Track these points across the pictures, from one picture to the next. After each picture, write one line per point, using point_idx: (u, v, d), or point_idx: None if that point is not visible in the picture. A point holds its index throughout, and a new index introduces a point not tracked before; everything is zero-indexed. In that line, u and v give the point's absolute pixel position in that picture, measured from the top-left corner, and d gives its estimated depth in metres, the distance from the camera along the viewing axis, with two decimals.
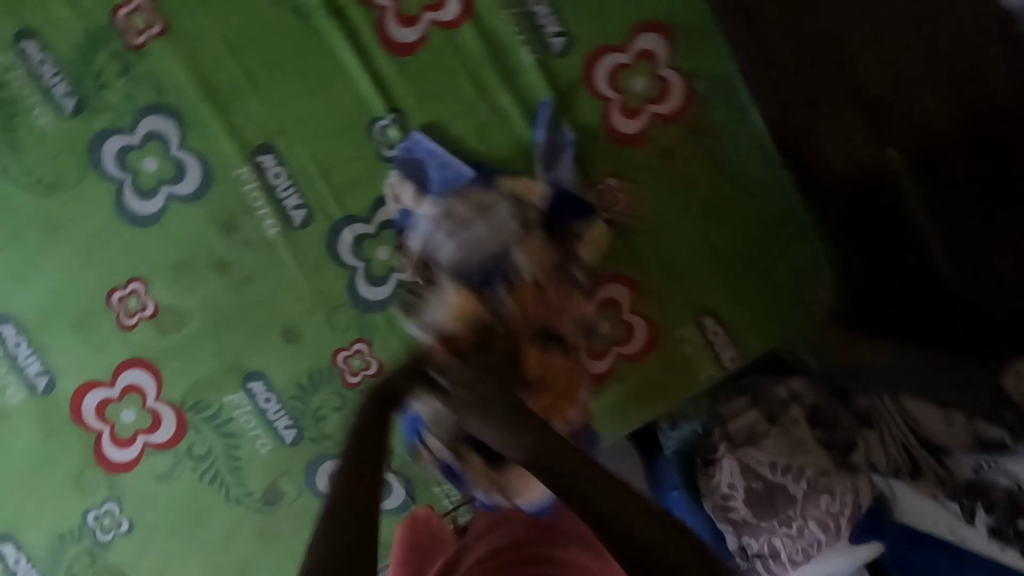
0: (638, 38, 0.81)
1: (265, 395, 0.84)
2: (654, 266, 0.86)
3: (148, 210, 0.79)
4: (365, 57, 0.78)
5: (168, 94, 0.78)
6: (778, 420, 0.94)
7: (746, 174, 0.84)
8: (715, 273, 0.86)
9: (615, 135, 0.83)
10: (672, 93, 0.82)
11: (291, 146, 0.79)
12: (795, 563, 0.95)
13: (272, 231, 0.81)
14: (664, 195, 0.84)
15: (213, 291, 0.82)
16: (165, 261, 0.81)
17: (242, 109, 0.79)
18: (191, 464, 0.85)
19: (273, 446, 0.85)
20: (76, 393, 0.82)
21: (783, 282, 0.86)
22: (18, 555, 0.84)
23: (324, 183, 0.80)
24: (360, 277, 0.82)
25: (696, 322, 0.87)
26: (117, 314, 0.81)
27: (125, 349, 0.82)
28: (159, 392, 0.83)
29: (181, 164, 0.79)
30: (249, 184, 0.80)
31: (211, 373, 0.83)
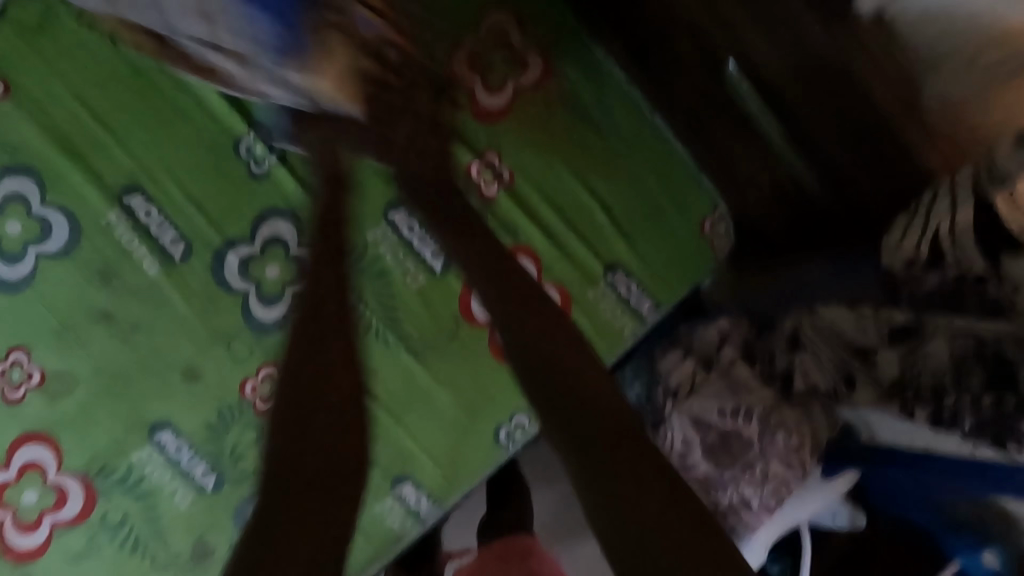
0: (486, 17, 0.82)
1: (174, 444, 0.79)
2: (551, 233, 0.85)
3: (19, 274, 0.76)
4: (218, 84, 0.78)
5: (21, 153, 0.75)
6: (715, 363, 0.93)
7: (618, 129, 0.87)
8: (611, 228, 0.86)
9: (484, 113, 0.82)
10: (531, 63, 0.84)
11: (159, 183, 0.78)
12: (770, 508, 0.92)
13: (152, 270, 0.78)
14: (545, 163, 0.84)
15: (101, 345, 0.78)
16: (45, 323, 0.77)
17: (102, 154, 0.77)
18: (108, 535, 0.78)
19: (194, 497, 0.80)
20: None
21: (675, 224, 0.88)
22: None
23: (200, 213, 0.78)
24: (253, 300, 0.79)
25: (606, 280, 0.87)
26: (1, 390, 0.76)
27: (16, 425, 0.77)
28: (60, 464, 0.78)
29: (46, 221, 0.76)
30: (121, 228, 0.77)
31: (113, 433, 0.78)
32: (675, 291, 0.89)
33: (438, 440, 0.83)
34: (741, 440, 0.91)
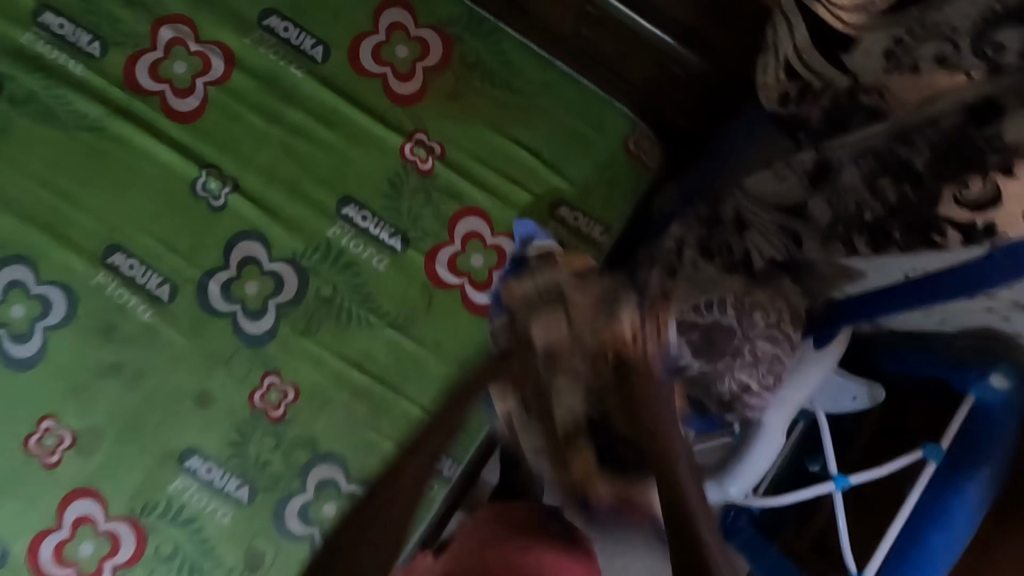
0: (382, 18, 0.93)
1: (204, 466, 0.85)
2: (489, 187, 0.92)
3: (31, 350, 0.84)
4: (164, 138, 0.88)
5: (9, 244, 0.85)
6: (680, 268, 0.96)
7: (528, 79, 0.95)
8: (549, 173, 0.94)
9: (400, 100, 0.92)
10: (432, 46, 0.93)
11: (135, 238, 0.86)
12: (769, 387, 0.97)
13: (147, 315, 0.86)
14: (468, 126, 0.93)
15: (117, 393, 0.85)
16: (64, 388, 0.84)
17: (79, 226, 0.86)
18: (164, 568, 0.84)
19: (234, 511, 0.85)
20: (29, 551, 0.82)
21: (602, 151, 0.95)
22: None
23: (176, 254, 0.87)
24: (241, 318, 0.87)
25: (556, 216, 0.93)
26: (39, 457, 0.83)
27: (61, 485, 0.83)
28: (107, 512, 0.84)
29: (44, 297, 0.85)
30: (111, 285, 0.86)
31: (146, 470, 0.85)
32: (620, 211, 0.94)
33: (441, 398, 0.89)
34: (725, 331, 0.95)
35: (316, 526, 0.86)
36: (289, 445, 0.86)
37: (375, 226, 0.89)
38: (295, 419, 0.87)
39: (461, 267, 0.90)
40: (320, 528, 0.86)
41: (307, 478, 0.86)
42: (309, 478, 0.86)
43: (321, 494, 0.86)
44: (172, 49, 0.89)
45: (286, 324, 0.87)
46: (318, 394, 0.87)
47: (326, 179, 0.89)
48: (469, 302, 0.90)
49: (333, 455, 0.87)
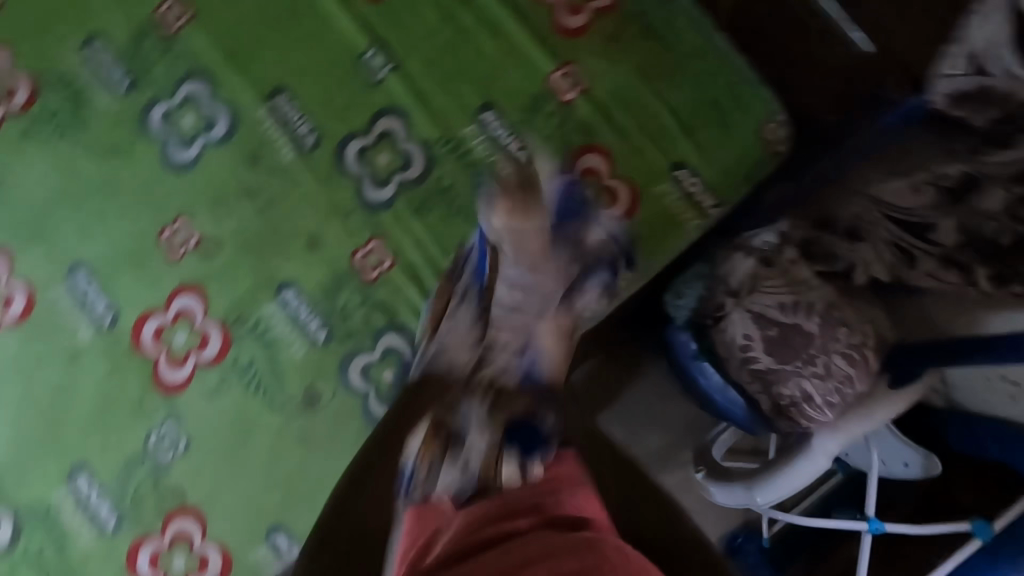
0: None
1: (296, 301, 0.94)
2: (619, 130, 0.96)
3: (188, 156, 0.96)
4: (350, 8, 0.97)
5: (199, 62, 0.96)
6: (776, 264, 0.94)
7: (669, 39, 0.98)
8: (676, 132, 0.96)
9: (564, 30, 0.97)
10: None
11: (299, 87, 0.96)
12: (834, 404, 0.93)
13: (289, 156, 0.95)
14: (618, 71, 0.97)
15: (244, 215, 0.95)
16: (203, 197, 0.95)
17: (257, 62, 0.97)
18: (237, 376, 0.93)
19: (308, 348, 0.93)
20: (136, 324, 0.94)
21: (729, 118, 0.97)
22: (88, 486, 0.93)
23: (328, 111, 0.96)
24: (366, 183, 0.95)
25: (671, 177, 0.96)
26: (168, 249, 0.95)
27: (176, 277, 0.95)
28: (205, 312, 0.94)
29: (212, 115, 0.96)
30: (267, 122, 0.96)
31: (248, 288, 0.94)
32: (734, 187, 0.97)
33: None
34: (804, 336, 0.93)
35: (373, 386, 0.93)
36: (373, 306, 0.94)
37: (505, 136, 0.95)
38: (384, 285, 0.94)
39: None
40: (376, 389, 0.93)
41: (378, 341, 0.93)
42: (380, 341, 0.93)
43: (385, 358, 0.93)
44: None
45: (403, 200, 0.94)
46: (411, 272, 0.94)
47: (475, 83, 0.96)
48: None
49: (406, 328, 0.93)
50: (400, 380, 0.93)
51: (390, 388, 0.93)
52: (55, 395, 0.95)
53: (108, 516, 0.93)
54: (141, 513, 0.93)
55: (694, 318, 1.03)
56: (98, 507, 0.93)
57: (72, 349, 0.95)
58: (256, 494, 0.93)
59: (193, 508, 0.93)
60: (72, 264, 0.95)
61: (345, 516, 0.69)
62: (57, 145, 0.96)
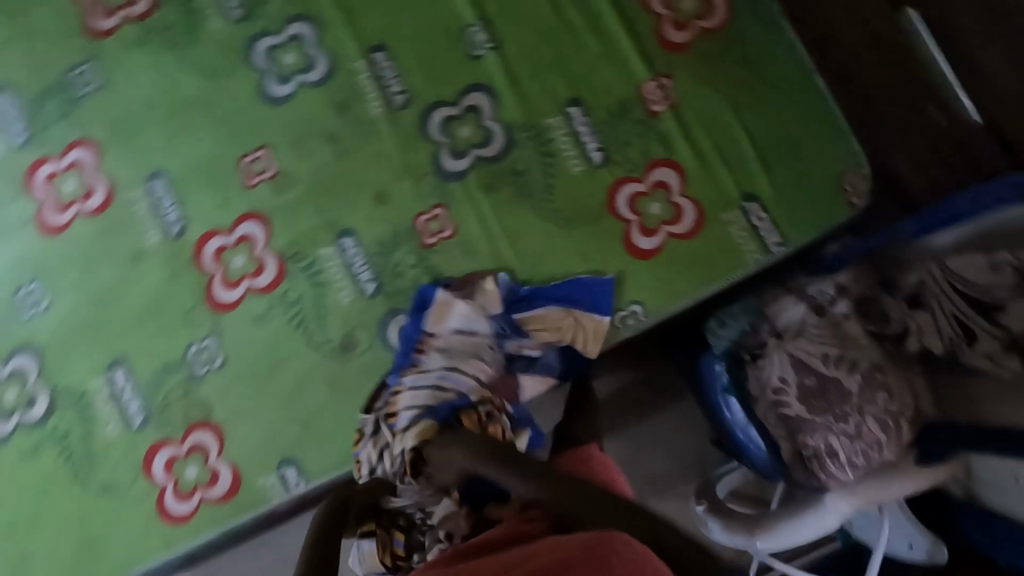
0: None
1: (353, 249, 0.97)
2: (699, 150, 0.96)
3: (283, 92, 0.99)
4: None
5: (311, 5, 1.00)
6: (827, 314, 0.94)
7: (769, 70, 0.98)
8: (754, 164, 0.96)
9: (666, 43, 0.98)
10: (716, 12, 0.98)
11: (400, 47, 0.99)
12: (857, 467, 0.88)
13: (376, 111, 0.98)
14: (710, 94, 0.97)
15: (322, 158, 0.98)
16: (288, 133, 0.99)
17: (364, 16, 1.00)
18: (284, 308, 0.96)
19: (355, 297, 0.96)
20: (200, 239, 0.98)
21: (811, 158, 0.96)
22: (123, 381, 0.97)
23: (422, 76, 0.98)
24: (444, 151, 0.97)
25: (741, 207, 0.96)
26: (245, 175, 0.99)
27: (247, 203, 0.98)
28: (266, 242, 0.98)
29: (313, 57, 0.99)
30: (363, 74, 0.99)
31: (311, 227, 0.97)
32: (802, 229, 0.95)
33: None
34: (840, 392, 0.88)
35: None
36: (425, 270, 0.96)
37: (586, 134, 0.96)
38: (440, 253, 0.96)
39: (637, 209, 0.95)
40: None
41: None
42: None
43: None
44: None
45: (475, 174, 0.96)
46: (468, 245, 0.96)
47: (568, 77, 0.97)
48: (629, 242, 0.95)
49: None
50: None
51: None
52: (112, 290, 0.99)
53: (136, 414, 0.96)
54: (166, 418, 0.96)
55: (728, 351, 1.00)
56: (128, 403, 0.96)
57: (137, 250, 0.99)
58: (277, 425, 0.95)
59: (214, 424, 0.95)
60: (154, 170, 1.00)
61: None
62: (164, 57, 1.01)
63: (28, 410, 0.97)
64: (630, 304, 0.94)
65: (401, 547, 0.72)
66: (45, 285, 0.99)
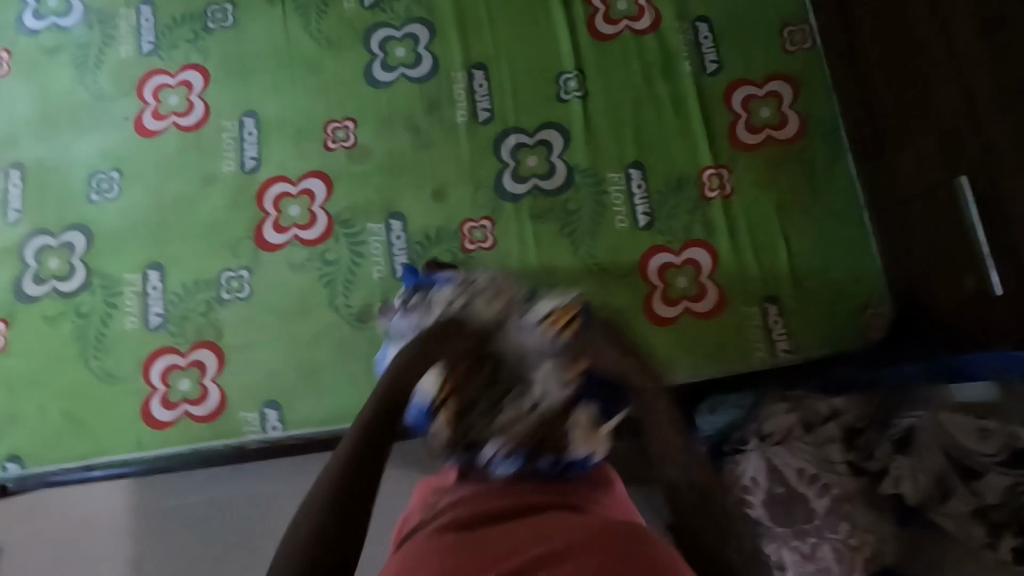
0: (772, 82, 1.07)
1: (398, 232, 1.03)
2: (738, 244, 1.02)
3: (385, 79, 1.09)
4: (572, 33, 1.09)
5: (434, 13, 1.10)
6: (813, 430, 0.92)
7: (827, 192, 1.04)
8: (788, 274, 1.02)
9: (735, 140, 1.05)
10: (789, 126, 1.06)
11: (498, 71, 1.08)
12: None
13: (460, 119, 1.06)
14: (762, 196, 1.03)
15: (399, 144, 1.06)
16: (377, 114, 1.08)
17: (476, 37, 1.09)
18: (319, 264, 1.03)
19: (386, 275, 1.02)
20: (267, 181, 1.06)
21: (840, 281, 1.02)
22: (154, 283, 1.03)
23: (510, 102, 1.07)
24: (508, 173, 1.04)
25: (763, 306, 1.01)
26: (326, 138, 1.07)
27: (320, 163, 1.06)
28: (324, 201, 1.05)
29: (421, 57, 1.09)
30: (459, 84, 1.08)
31: (368, 201, 1.05)
32: (813, 345, 1.01)
33: None
34: (807, 507, 0.88)
35: None
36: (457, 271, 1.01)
37: (640, 197, 1.03)
38: (474, 260, 1.02)
39: (666, 278, 1.01)
40: None
41: None
42: None
43: None
44: None
45: (529, 201, 1.03)
46: (502, 261, 1.01)
47: (638, 142, 1.05)
48: (647, 305, 1.00)
49: None
50: None
51: None
52: (175, 200, 1.07)
53: (155, 316, 1.02)
54: (180, 329, 1.01)
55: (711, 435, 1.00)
56: (152, 304, 1.03)
57: (210, 172, 1.07)
58: (277, 368, 1.00)
59: (220, 348, 1.01)
60: (250, 109, 1.09)
61: (376, 418, 0.54)
62: (294, 19, 1.12)
63: (64, 280, 1.04)
64: None
65: (454, 414, 0.68)
66: (121, 177, 1.08)
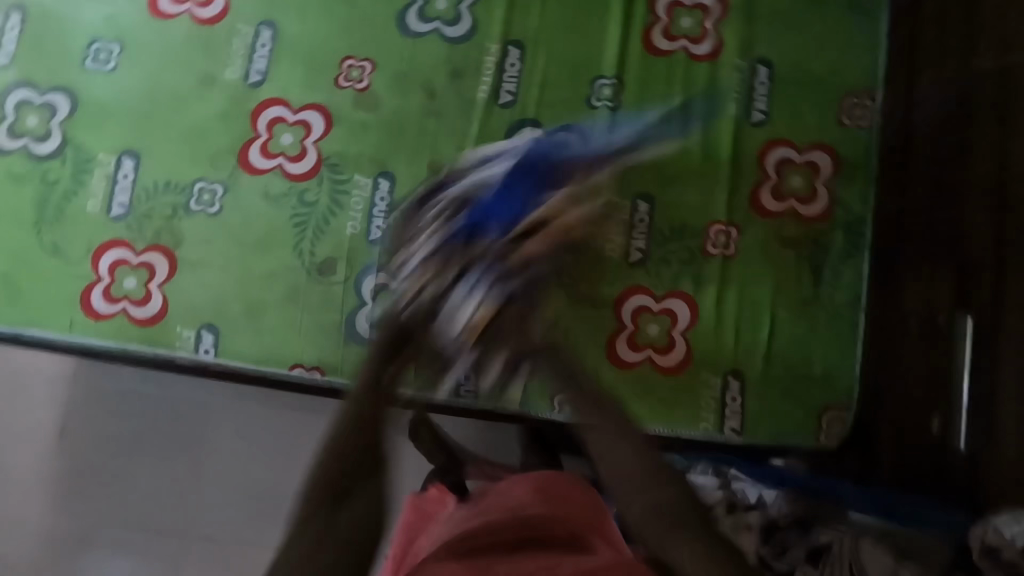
0: (813, 151, 0.98)
1: (384, 194, 0.98)
2: (721, 310, 0.96)
3: (416, 29, 1.01)
4: (625, 38, 1.00)
5: None
6: (733, 512, 0.88)
7: (830, 282, 0.97)
8: (760, 353, 0.96)
9: (756, 203, 0.98)
10: (817, 203, 0.98)
11: (535, 56, 1.01)
12: None
13: (480, 95, 1.00)
14: (762, 270, 0.97)
15: (410, 102, 1.00)
16: (397, 64, 1.01)
17: (524, 12, 1.01)
18: (296, 202, 0.98)
19: (359, 232, 0.98)
20: (266, 101, 1.00)
21: (813, 374, 0.96)
22: (126, 172, 0.99)
23: (538, 93, 1.00)
24: None
25: (724, 378, 0.96)
26: (338, 74, 1.01)
27: (326, 98, 1.00)
28: (318, 139, 0.99)
29: (460, 16, 1.01)
30: (490, 57, 1.00)
31: (364, 153, 0.99)
32: (765, 431, 0.95)
33: None
34: None
35: (373, 304, 0.97)
36: None
37: (639, 232, 0.97)
38: None
39: (637, 321, 0.96)
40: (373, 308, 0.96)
41: None
42: None
43: None
44: (698, 8, 1.00)
45: None
46: None
47: (654, 173, 0.98)
48: (612, 346, 0.96)
49: None
50: None
51: None
52: (168, 92, 1.01)
53: (119, 205, 0.98)
54: (140, 226, 0.98)
55: None
56: (118, 193, 0.99)
57: (211, 75, 1.01)
58: (225, 294, 0.97)
59: (173, 257, 0.97)
60: (270, 20, 1.02)
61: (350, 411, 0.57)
62: None
63: (37, 143, 1.00)
64: None
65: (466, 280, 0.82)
66: (120, 51, 1.02)
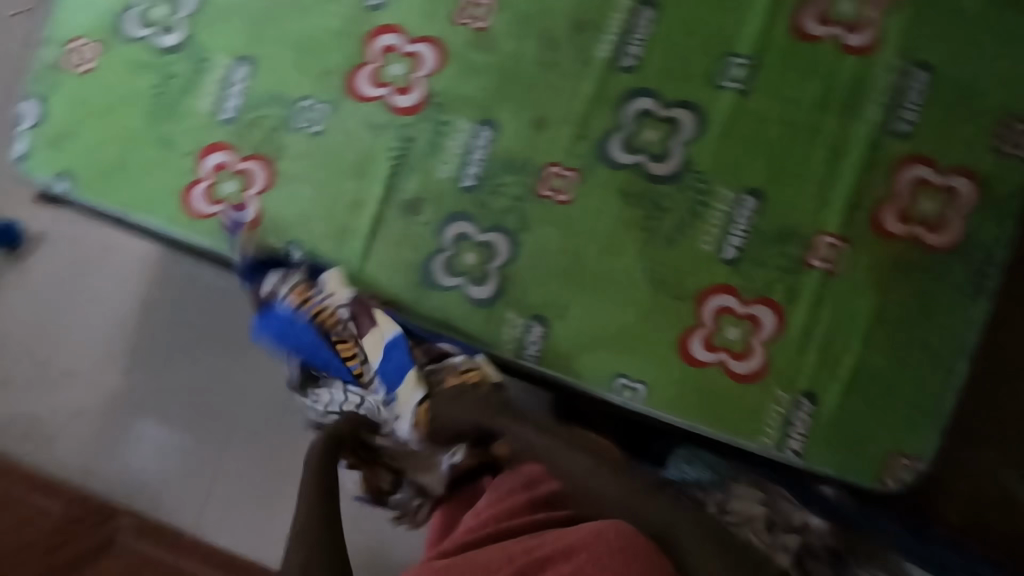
0: (955, 176, 0.89)
1: (483, 142, 0.96)
2: (809, 326, 0.91)
3: None
4: (772, 14, 0.91)
5: None
6: (772, 532, 0.88)
7: (938, 322, 0.89)
8: (842, 381, 0.90)
9: (876, 222, 0.90)
10: (945, 233, 0.89)
11: (668, 20, 0.93)
12: None
13: (601, 54, 0.94)
14: (865, 295, 0.90)
15: (527, 50, 0.95)
16: (521, 8, 0.96)
17: None
18: (395, 135, 0.97)
19: (452, 177, 0.96)
20: (382, 26, 0.98)
21: (895, 415, 0.90)
22: (239, 76, 1.01)
23: (663, 61, 0.93)
24: (620, 135, 0.93)
25: (796, 398, 0.91)
26: (458, 8, 0.97)
27: (442, 32, 0.97)
28: (427, 74, 0.97)
29: None
30: (620, 15, 0.93)
31: (470, 96, 0.96)
32: (829, 462, 0.91)
33: (586, 328, 0.94)
34: None
35: (452, 251, 0.96)
36: (520, 209, 0.95)
37: (739, 228, 0.92)
38: (542, 207, 0.95)
39: (716, 321, 0.92)
40: (452, 255, 0.96)
41: (489, 230, 0.95)
42: (491, 232, 0.95)
43: (480, 246, 0.95)
44: None
45: (626, 175, 0.93)
46: (568, 221, 0.94)
47: (770, 169, 0.91)
48: (685, 340, 0.93)
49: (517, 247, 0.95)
50: (474, 269, 0.96)
51: (461, 267, 0.96)
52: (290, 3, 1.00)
53: (228, 109, 1.00)
54: (245, 133, 1.00)
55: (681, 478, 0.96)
56: (229, 96, 1.00)
57: None
58: (313, 214, 0.99)
59: (271, 168, 0.99)
60: None
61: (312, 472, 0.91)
62: None
63: (161, 34, 1.02)
64: (638, 380, 0.93)
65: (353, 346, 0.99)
66: None
